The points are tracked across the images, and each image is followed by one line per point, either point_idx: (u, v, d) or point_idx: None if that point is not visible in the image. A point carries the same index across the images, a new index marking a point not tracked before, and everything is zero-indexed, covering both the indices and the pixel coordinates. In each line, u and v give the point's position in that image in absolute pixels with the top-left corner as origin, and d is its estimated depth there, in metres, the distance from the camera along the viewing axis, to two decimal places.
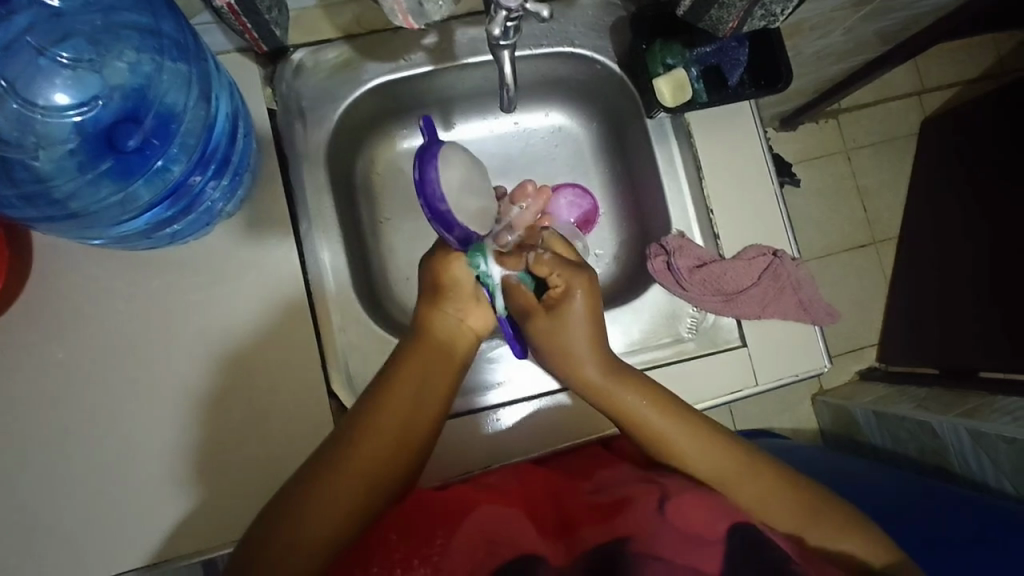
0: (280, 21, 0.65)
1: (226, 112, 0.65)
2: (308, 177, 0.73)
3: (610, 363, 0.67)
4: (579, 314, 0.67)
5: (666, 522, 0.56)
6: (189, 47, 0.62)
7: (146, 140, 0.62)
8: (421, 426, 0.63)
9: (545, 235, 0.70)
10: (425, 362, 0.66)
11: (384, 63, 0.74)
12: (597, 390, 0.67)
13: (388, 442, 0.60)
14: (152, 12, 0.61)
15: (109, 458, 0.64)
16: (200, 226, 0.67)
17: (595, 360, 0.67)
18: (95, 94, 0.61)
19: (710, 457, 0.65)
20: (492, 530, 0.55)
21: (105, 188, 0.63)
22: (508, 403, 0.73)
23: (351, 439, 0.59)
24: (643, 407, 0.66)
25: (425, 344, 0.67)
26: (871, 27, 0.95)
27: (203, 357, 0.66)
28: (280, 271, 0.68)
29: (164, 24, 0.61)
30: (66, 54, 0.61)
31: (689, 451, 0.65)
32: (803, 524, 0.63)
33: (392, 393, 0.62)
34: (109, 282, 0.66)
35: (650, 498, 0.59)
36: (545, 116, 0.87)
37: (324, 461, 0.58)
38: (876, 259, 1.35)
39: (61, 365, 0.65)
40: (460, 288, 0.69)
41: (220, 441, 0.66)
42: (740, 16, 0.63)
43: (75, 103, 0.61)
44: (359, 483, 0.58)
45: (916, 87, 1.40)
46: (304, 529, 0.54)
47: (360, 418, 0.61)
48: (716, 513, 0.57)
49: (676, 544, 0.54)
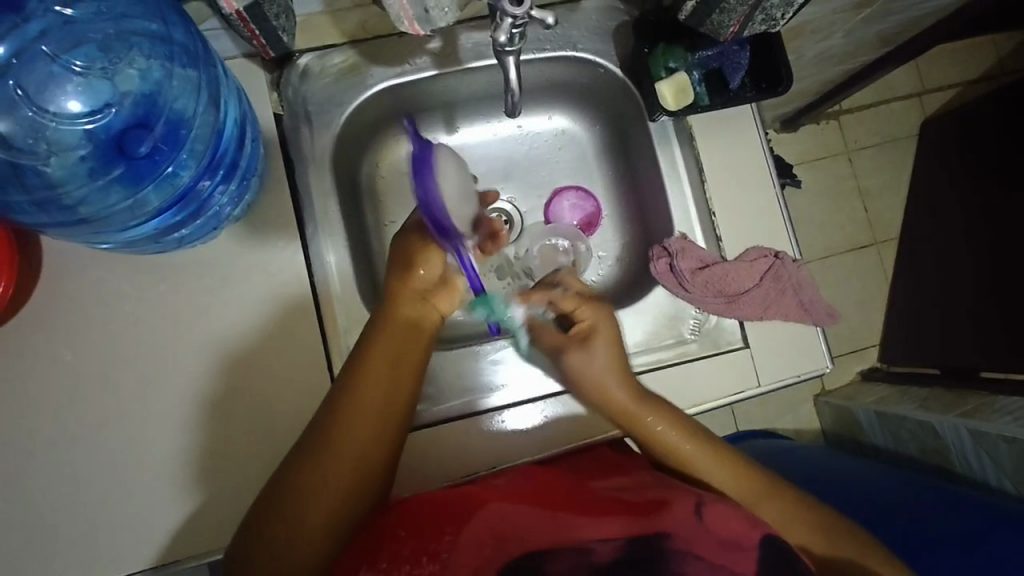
0: (287, 27, 0.65)
1: (234, 118, 0.66)
2: (313, 181, 0.73)
3: (635, 392, 0.69)
4: (605, 347, 0.70)
5: (704, 528, 0.56)
6: (199, 54, 0.63)
7: (156, 146, 0.63)
8: (396, 413, 0.62)
9: (558, 275, 0.79)
10: (397, 349, 0.64)
11: (389, 67, 0.75)
12: (626, 417, 0.69)
13: (366, 435, 0.60)
14: (161, 18, 0.61)
15: (118, 460, 0.65)
16: (207, 231, 0.68)
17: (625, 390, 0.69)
18: (106, 101, 0.62)
19: (715, 466, 0.68)
20: (502, 526, 0.55)
21: (115, 193, 0.63)
22: (512, 404, 0.74)
23: (331, 431, 0.59)
24: (664, 430, 0.68)
25: (392, 325, 0.65)
26: (872, 29, 0.95)
27: (211, 360, 0.67)
28: (287, 275, 0.69)
29: (174, 31, 0.62)
30: (78, 61, 0.61)
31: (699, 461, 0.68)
32: (777, 511, 0.66)
33: (365, 383, 0.61)
34: (119, 286, 0.67)
35: (686, 501, 0.59)
36: (548, 118, 0.87)
37: (309, 459, 0.58)
38: (877, 260, 1.35)
39: (71, 367, 0.66)
40: (429, 261, 0.67)
41: (228, 443, 0.66)
42: (742, 20, 0.64)
43: (87, 110, 0.62)
44: (347, 478, 0.58)
45: (917, 88, 1.40)
46: (301, 527, 0.56)
47: (337, 409, 0.60)
48: (747, 522, 0.58)
49: (714, 548, 0.54)
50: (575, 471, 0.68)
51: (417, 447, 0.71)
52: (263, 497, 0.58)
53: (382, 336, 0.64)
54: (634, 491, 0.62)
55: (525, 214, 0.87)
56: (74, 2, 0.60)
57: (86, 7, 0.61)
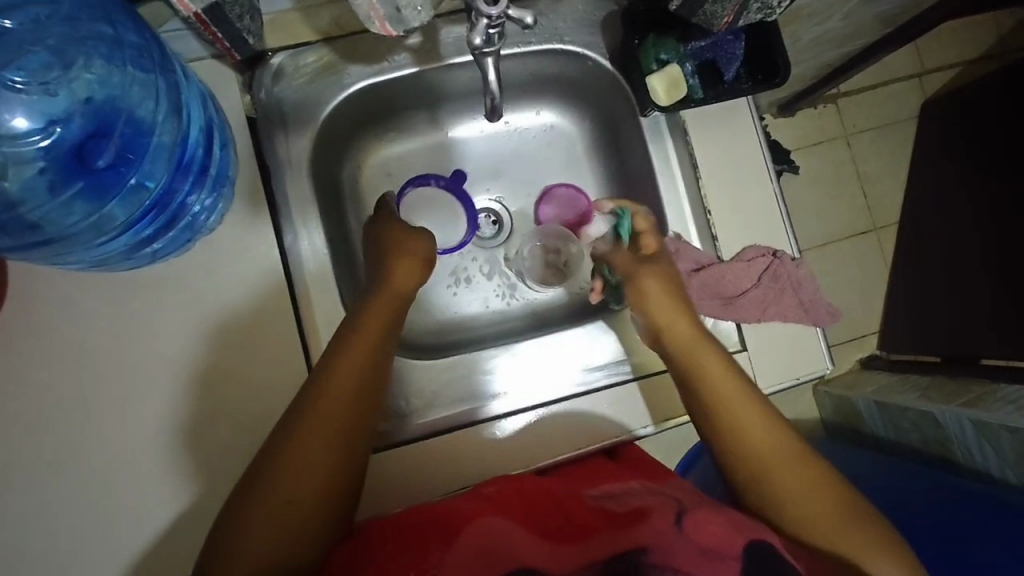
0: (252, 29, 0.62)
1: (199, 124, 0.62)
2: (291, 186, 0.70)
3: (688, 323, 0.66)
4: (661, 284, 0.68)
5: (681, 535, 0.53)
6: (154, 56, 0.60)
7: (118, 156, 0.60)
8: (371, 401, 0.61)
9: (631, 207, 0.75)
10: (380, 327, 0.64)
11: (366, 66, 0.72)
12: (683, 350, 0.65)
13: (335, 432, 0.58)
14: (109, 20, 0.58)
15: (87, 485, 0.62)
16: (181, 243, 0.65)
17: (677, 321, 0.66)
18: (59, 113, 0.59)
19: (763, 440, 0.60)
20: (483, 541, 0.55)
21: (78, 210, 0.60)
22: (513, 411, 0.71)
23: (297, 426, 0.58)
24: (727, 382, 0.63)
25: (373, 306, 0.65)
26: (872, 11, 0.92)
27: (189, 377, 0.65)
28: (260, 283, 0.66)
29: (124, 32, 0.58)
30: (19, 76, 0.58)
31: (737, 403, 0.62)
32: (790, 494, 0.58)
33: (332, 377, 0.60)
34: (89, 304, 0.64)
35: (667, 510, 0.57)
36: (536, 114, 0.84)
37: (276, 452, 0.57)
38: (877, 246, 1.33)
39: (44, 391, 0.63)
40: (421, 251, 0.71)
41: (203, 460, 0.64)
42: (735, 10, 0.60)
43: (40, 125, 0.59)
44: (328, 483, 0.57)
45: (918, 69, 1.36)
46: (272, 520, 0.54)
47: (311, 391, 0.60)
48: (730, 526, 0.54)
49: (691, 560, 0.51)
50: (570, 480, 0.68)
51: (407, 458, 0.69)
52: (239, 490, 0.57)
53: (359, 321, 0.64)
54: (621, 500, 0.61)
55: (514, 213, 0.86)
56: (11, 11, 0.57)
57: (25, 16, 0.57)
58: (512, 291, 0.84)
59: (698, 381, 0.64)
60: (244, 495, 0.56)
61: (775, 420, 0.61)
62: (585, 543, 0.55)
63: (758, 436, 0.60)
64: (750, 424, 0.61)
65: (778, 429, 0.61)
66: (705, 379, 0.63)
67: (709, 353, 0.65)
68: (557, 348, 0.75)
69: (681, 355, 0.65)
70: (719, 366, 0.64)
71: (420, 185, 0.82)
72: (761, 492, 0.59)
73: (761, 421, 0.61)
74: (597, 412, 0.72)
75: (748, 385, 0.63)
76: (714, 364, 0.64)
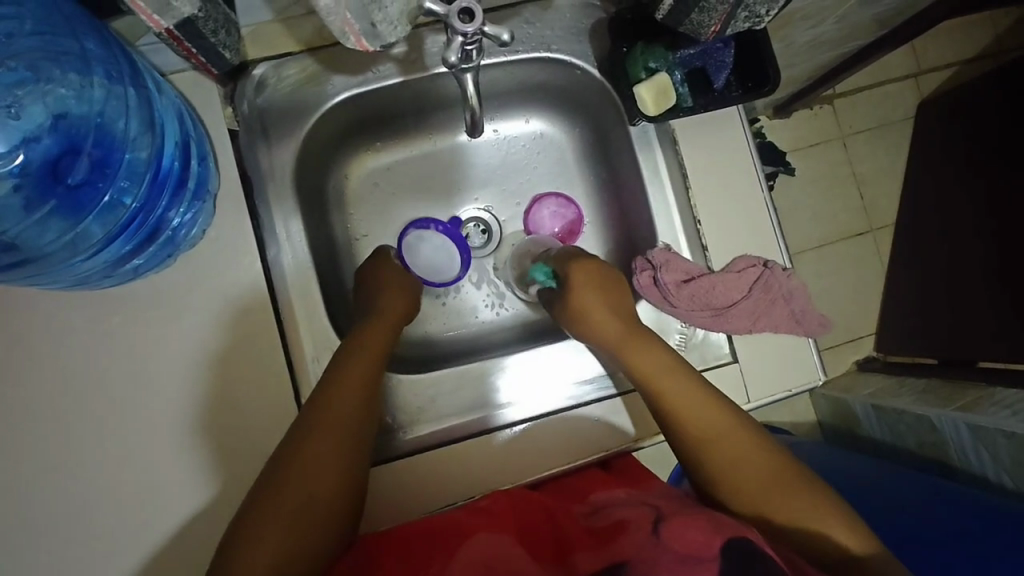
0: (229, 43, 0.61)
1: (174, 139, 0.61)
2: (274, 199, 0.69)
3: (624, 324, 0.68)
4: (593, 291, 0.70)
5: (662, 546, 0.51)
6: (123, 68, 0.59)
7: (90, 172, 0.59)
8: (370, 415, 0.62)
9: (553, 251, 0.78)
10: (381, 344, 0.66)
11: (349, 77, 0.70)
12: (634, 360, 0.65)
13: (340, 446, 0.58)
14: (73, 33, 0.57)
15: (62, 504, 0.60)
16: (162, 259, 0.63)
17: (613, 322, 0.68)
18: (27, 133, 0.58)
19: (732, 448, 0.59)
20: (486, 556, 0.54)
21: (54, 227, 0.60)
22: (527, 419, 0.70)
23: (306, 436, 0.58)
24: (684, 391, 0.62)
25: (373, 323, 0.68)
26: (866, 13, 0.90)
27: (167, 395, 0.63)
28: (238, 296, 0.64)
29: (87, 43, 0.57)
30: None
31: (677, 394, 0.62)
32: (774, 501, 0.56)
33: (336, 393, 0.60)
34: (61, 320, 0.62)
35: (644, 522, 0.55)
36: (525, 122, 0.83)
37: (280, 467, 0.56)
38: (873, 248, 1.32)
39: (17, 411, 0.61)
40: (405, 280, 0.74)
41: (180, 478, 0.62)
42: (723, 19, 0.59)
43: (6, 148, 0.58)
44: (328, 495, 0.56)
45: (913, 70, 1.35)
46: (279, 526, 0.53)
47: (314, 404, 0.60)
48: (706, 528, 0.52)
49: (670, 570, 0.49)
50: (563, 496, 0.66)
51: (393, 475, 0.67)
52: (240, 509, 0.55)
53: (356, 345, 0.65)
54: (605, 514, 0.60)
55: (504, 222, 0.85)
56: None
57: None
58: (501, 300, 0.83)
59: (648, 384, 0.63)
60: (248, 506, 0.54)
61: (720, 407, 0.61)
62: (567, 561, 0.54)
63: (702, 425, 0.60)
64: (695, 413, 0.61)
65: (724, 416, 0.60)
66: (644, 375, 0.64)
67: (643, 349, 0.65)
68: (548, 359, 0.75)
69: (620, 354, 0.67)
70: (655, 360, 0.64)
71: (420, 228, 0.78)
72: (712, 478, 0.59)
73: (706, 410, 0.61)
74: (589, 424, 0.70)
75: (688, 376, 0.63)
76: (650, 359, 0.64)
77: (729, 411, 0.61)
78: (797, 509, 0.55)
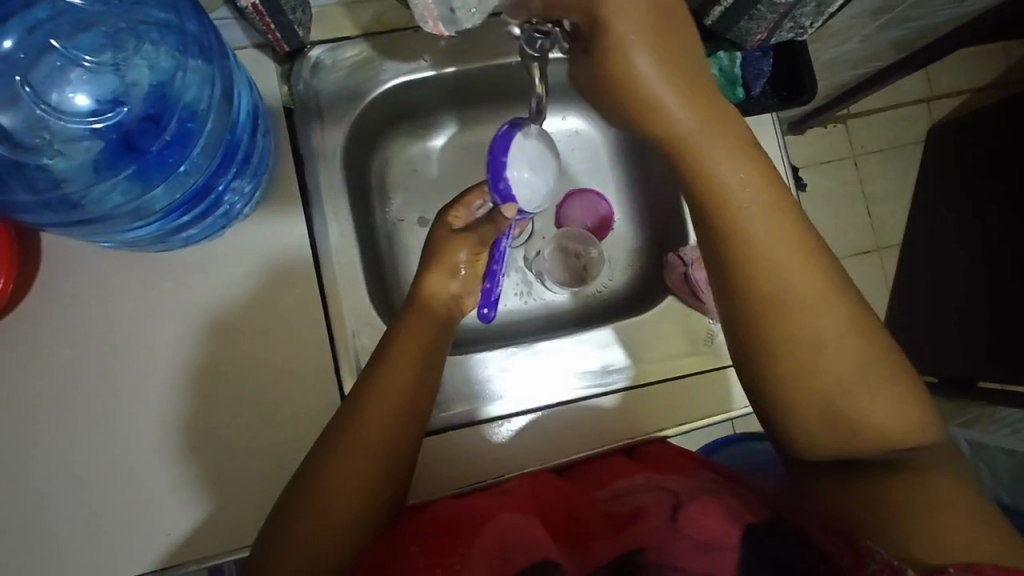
0: (303, 21, 0.64)
1: (247, 109, 0.64)
2: (324, 177, 0.72)
3: (705, 120, 0.54)
4: (647, 58, 0.53)
5: (679, 532, 0.54)
6: (211, 46, 0.61)
7: (166, 142, 0.61)
8: (417, 402, 0.62)
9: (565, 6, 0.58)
10: (428, 331, 0.65)
11: (402, 63, 0.73)
12: (705, 171, 0.54)
13: (372, 454, 0.58)
14: (174, 9, 0.60)
15: (112, 458, 0.63)
16: (215, 230, 0.66)
17: (692, 122, 0.54)
18: (113, 95, 0.60)
19: (812, 302, 0.51)
20: (508, 536, 0.56)
21: (120, 194, 0.61)
22: (521, 411, 0.72)
23: (353, 424, 0.59)
24: (762, 225, 0.52)
25: (416, 313, 0.65)
26: (888, 36, 0.95)
27: (213, 359, 0.66)
28: (290, 273, 0.68)
29: (187, 21, 0.60)
30: (88, 56, 0.60)
31: (771, 243, 0.52)
32: (836, 367, 0.51)
33: (382, 382, 0.61)
34: (122, 280, 0.65)
35: (662, 506, 0.57)
36: (562, 119, 0.86)
37: (324, 455, 0.58)
38: (879, 265, 1.35)
39: (69, 368, 0.64)
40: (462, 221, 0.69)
41: (223, 440, 0.65)
42: (770, 27, 0.65)
43: (93, 107, 0.60)
44: (363, 482, 0.58)
45: (927, 94, 1.39)
46: (320, 520, 0.56)
47: (360, 389, 0.61)
48: (728, 517, 0.53)
49: (686, 557, 0.52)
50: (588, 482, 0.67)
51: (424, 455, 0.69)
52: (289, 488, 0.59)
53: (395, 344, 0.63)
54: (621, 500, 0.61)
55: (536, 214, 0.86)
56: None
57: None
58: (529, 289, 0.85)
59: (721, 209, 0.53)
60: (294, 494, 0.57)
61: (807, 240, 0.53)
62: (583, 548, 0.56)
63: (800, 289, 0.51)
64: (784, 261, 0.52)
65: (802, 261, 0.52)
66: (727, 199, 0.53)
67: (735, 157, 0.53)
68: (558, 353, 0.76)
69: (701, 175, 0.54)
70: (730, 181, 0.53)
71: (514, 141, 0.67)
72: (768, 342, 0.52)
73: (776, 253, 0.52)
74: (613, 413, 0.73)
75: (786, 204, 0.53)
76: (756, 203, 0.53)
77: (810, 253, 0.53)
78: (864, 379, 0.50)
